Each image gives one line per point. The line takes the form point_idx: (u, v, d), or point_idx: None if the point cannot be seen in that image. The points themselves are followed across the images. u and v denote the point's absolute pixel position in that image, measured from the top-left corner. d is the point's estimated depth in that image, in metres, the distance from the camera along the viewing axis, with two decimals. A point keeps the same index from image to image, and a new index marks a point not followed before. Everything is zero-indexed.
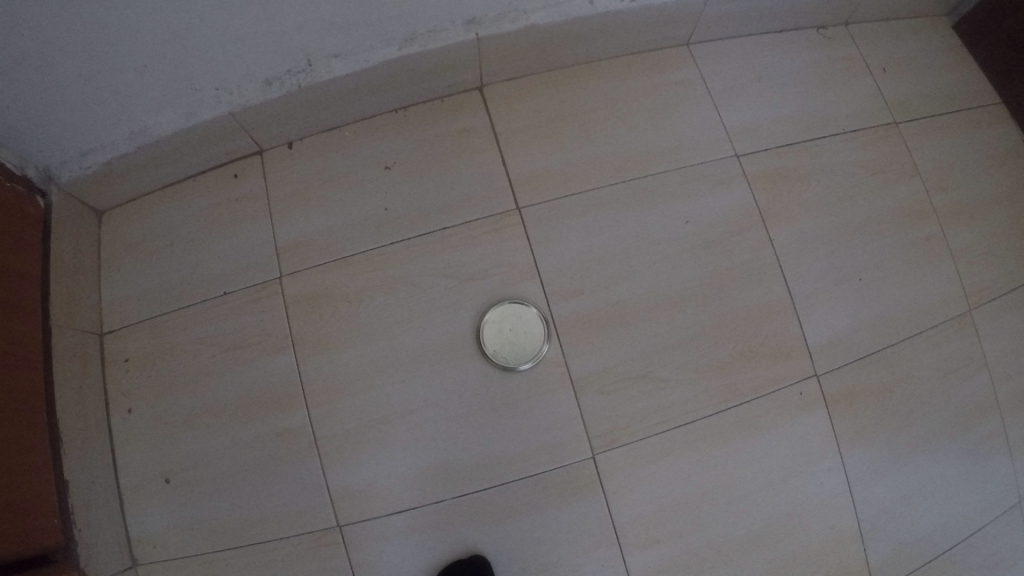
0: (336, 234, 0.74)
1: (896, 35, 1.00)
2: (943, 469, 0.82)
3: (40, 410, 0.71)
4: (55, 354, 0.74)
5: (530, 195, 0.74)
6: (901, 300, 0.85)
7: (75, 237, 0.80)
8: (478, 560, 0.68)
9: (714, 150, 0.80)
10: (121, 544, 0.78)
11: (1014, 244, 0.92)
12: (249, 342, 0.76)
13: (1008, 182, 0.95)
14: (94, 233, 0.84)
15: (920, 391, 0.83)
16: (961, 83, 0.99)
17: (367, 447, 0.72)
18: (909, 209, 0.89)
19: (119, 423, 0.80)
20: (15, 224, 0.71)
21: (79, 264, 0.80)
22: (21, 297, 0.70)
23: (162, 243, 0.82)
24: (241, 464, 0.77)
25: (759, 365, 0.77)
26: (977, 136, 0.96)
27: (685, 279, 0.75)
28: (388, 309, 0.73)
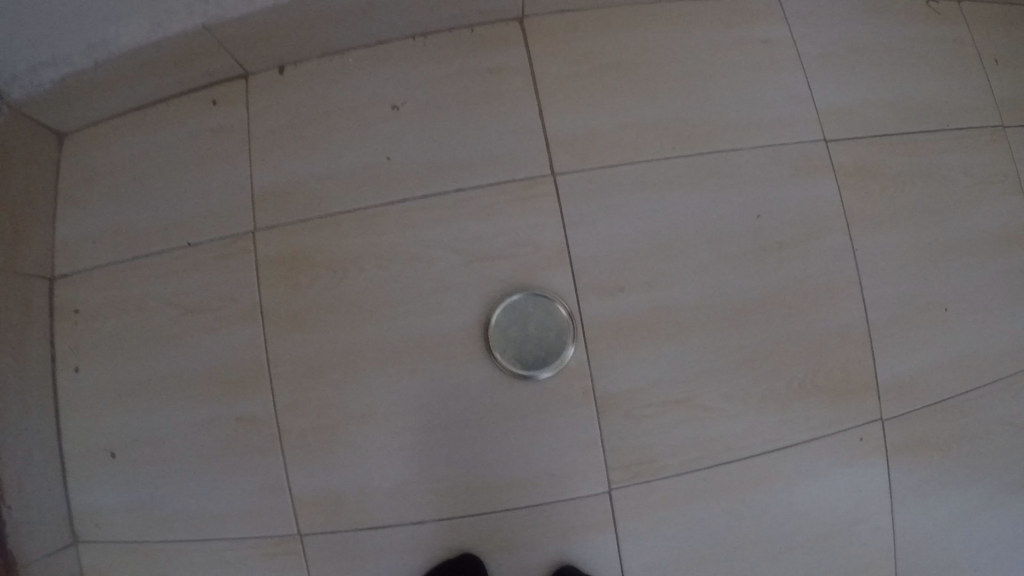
0: (325, 184, 0.60)
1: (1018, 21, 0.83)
2: (1003, 543, 0.69)
3: None
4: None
5: (568, 160, 0.59)
6: (991, 340, 0.70)
7: (26, 164, 0.68)
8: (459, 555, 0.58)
9: (796, 130, 0.65)
10: (60, 521, 0.68)
11: None
12: (209, 307, 0.62)
13: None
14: (53, 159, 0.71)
15: (995, 450, 0.69)
16: None
17: (334, 450, 0.59)
18: (1012, 232, 0.74)
19: (64, 382, 0.69)
20: None
21: (30, 196, 0.68)
22: None
23: (128, 176, 0.69)
24: (195, 446, 0.65)
25: (820, 400, 0.63)
26: None
27: (749, 286, 0.60)
28: (377, 285, 0.59)
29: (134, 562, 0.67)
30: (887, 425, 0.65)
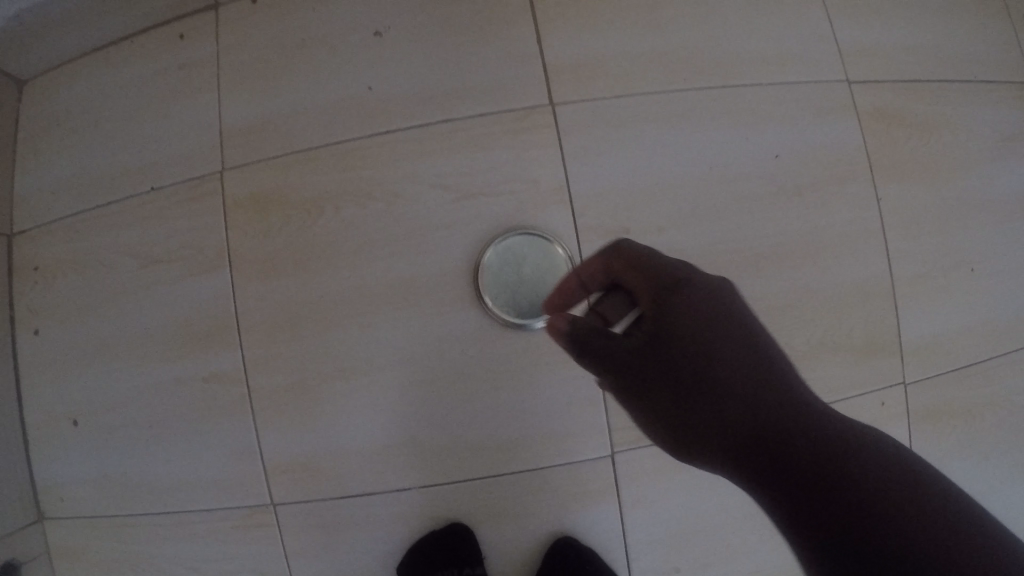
0: (301, 118, 0.55)
1: None
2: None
3: None
4: None
5: (569, 90, 0.54)
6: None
7: None
8: (457, 530, 0.53)
9: (814, 68, 0.60)
10: (22, 494, 0.63)
11: None
12: (176, 256, 0.57)
13: None
14: (11, 105, 0.66)
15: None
16: None
17: (310, 410, 0.54)
18: None
19: (25, 346, 0.64)
20: None
21: None
22: None
23: (90, 120, 0.64)
24: (163, 410, 0.60)
25: (840, 360, 0.58)
26: None
27: (764, 233, 0.55)
28: (357, 226, 0.53)
29: (101, 538, 0.63)
30: (911, 388, 0.60)
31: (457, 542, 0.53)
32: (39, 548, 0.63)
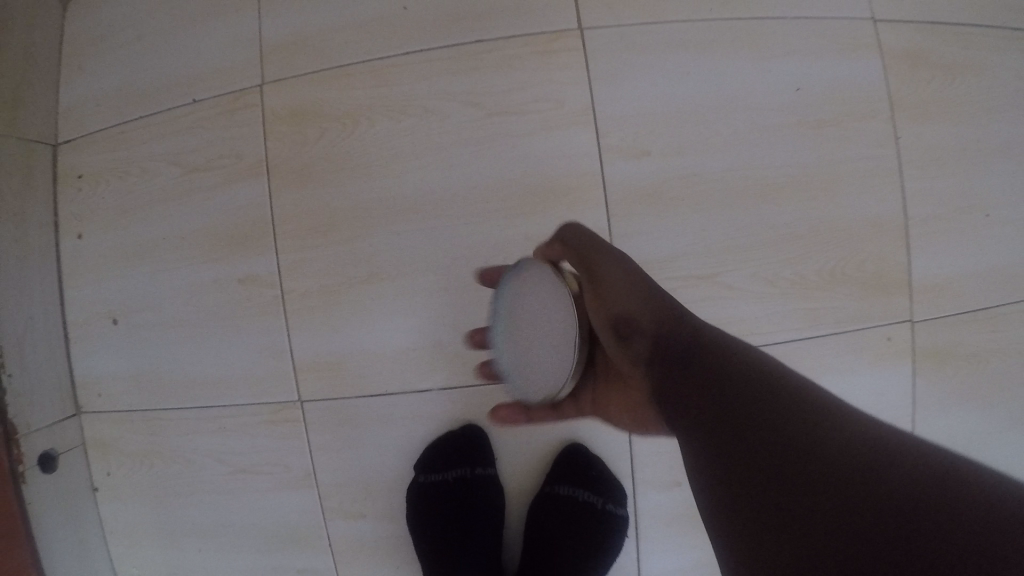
0: (339, 33, 0.57)
1: None
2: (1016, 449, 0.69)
3: None
4: None
5: (599, 16, 0.55)
6: None
7: (28, 31, 0.70)
8: (469, 432, 0.59)
9: (838, 3, 0.60)
10: (62, 386, 0.72)
11: None
12: (213, 164, 0.60)
13: None
14: (57, 23, 0.73)
15: None
16: None
17: (341, 310, 0.57)
18: None
19: (69, 249, 0.72)
20: None
21: (28, 58, 0.70)
22: None
23: (149, 33, 0.69)
24: (198, 311, 0.66)
25: (847, 293, 0.60)
26: None
27: (780, 164, 0.57)
28: (390, 138, 0.56)
29: (139, 425, 0.71)
30: (918, 326, 0.62)
31: (468, 441, 0.59)
32: (75, 440, 0.72)
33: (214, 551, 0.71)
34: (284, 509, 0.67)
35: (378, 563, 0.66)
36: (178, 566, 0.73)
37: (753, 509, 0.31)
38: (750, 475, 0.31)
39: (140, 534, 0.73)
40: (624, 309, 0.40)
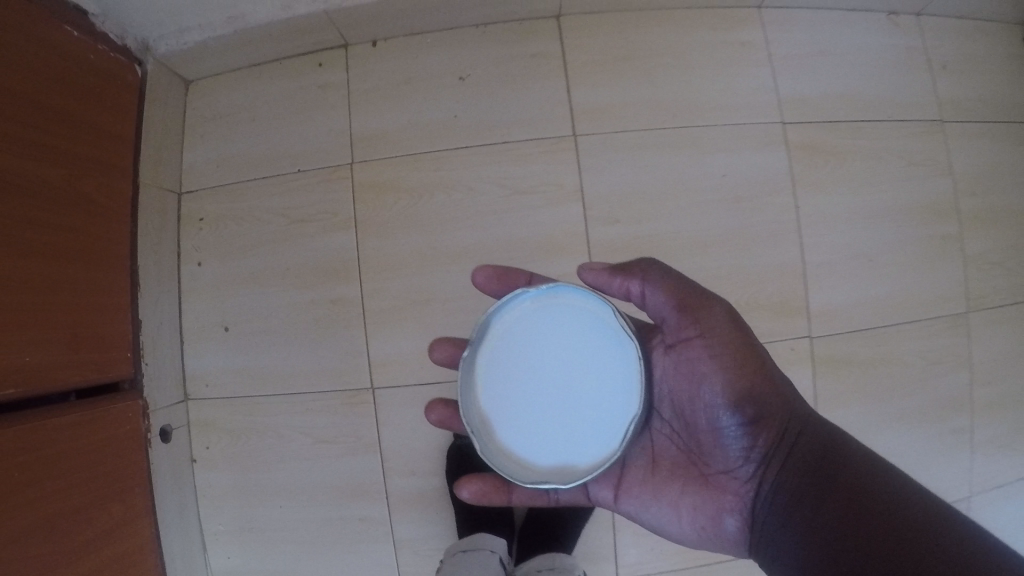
0: (407, 130, 0.83)
1: (950, 36, 1.12)
2: (871, 421, 0.99)
3: (122, 256, 0.82)
4: (140, 209, 0.87)
5: (588, 125, 0.82)
6: (898, 289, 0.98)
7: (164, 106, 0.92)
8: None
9: (757, 113, 0.86)
10: (177, 378, 0.93)
11: (996, 257, 1.08)
12: (315, 217, 0.86)
13: (1000, 200, 1.10)
14: (181, 101, 0.96)
15: (884, 370, 0.98)
16: (991, 97, 1.13)
17: (408, 322, 0.84)
18: (925, 207, 1.03)
19: (189, 273, 0.94)
20: (114, 89, 0.82)
21: (166, 127, 0.92)
22: (109, 155, 0.80)
23: (260, 116, 0.93)
24: (293, 323, 0.90)
25: (762, 316, 0.85)
26: (990, 144, 1.11)
27: (711, 227, 0.83)
28: (442, 206, 0.82)
29: (239, 410, 0.93)
30: (816, 341, 0.87)
31: None
32: (183, 419, 0.93)
33: (290, 507, 0.92)
34: (351, 472, 0.89)
35: (419, 512, 0.90)
36: (258, 519, 0.93)
37: (844, 539, 0.50)
38: (846, 518, 0.50)
39: (227, 496, 0.94)
40: (742, 387, 0.58)
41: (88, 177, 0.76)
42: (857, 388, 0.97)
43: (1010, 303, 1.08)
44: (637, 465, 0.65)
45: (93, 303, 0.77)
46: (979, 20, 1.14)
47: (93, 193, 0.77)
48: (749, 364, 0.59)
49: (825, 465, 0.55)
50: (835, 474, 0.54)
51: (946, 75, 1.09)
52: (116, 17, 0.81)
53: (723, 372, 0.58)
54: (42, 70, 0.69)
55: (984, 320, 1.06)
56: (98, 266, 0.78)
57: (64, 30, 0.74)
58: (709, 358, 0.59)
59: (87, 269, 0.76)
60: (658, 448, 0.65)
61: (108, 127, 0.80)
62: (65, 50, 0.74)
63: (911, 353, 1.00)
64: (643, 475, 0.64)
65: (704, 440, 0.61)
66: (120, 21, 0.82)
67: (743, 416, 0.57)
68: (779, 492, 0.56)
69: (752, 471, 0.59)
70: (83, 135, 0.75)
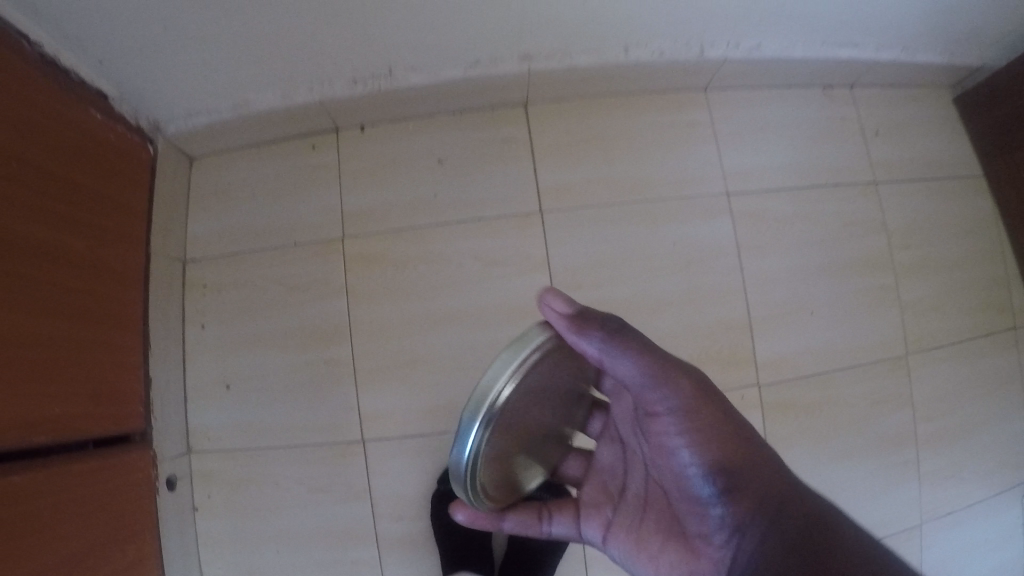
0: (394, 207, 0.99)
1: (884, 105, 1.25)
2: (824, 458, 1.07)
3: (135, 318, 0.91)
4: (151, 276, 0.96)
5: (554, 202, 0.98)
6: (839, 337, 1.09)
7: (172, 180, 1.01)
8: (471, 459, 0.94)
9: (702, 186, 1.03)
10: (182, 433, 1.00)
11: (933, 302, 1.19)
12: (309, 286, 0.99)
13: (934, 252, 1.21)
14: (185, 175, 1.05)
15: (832, 411, 1.08)
16: (924, 157, 1.25)
17: (394, 382, 0.96)
18: (865, 260, 1.14)
19: (192, 334, 1.02)
20: (130, 167, 0.92)
21: (173, 201, 1.01)
22: (126, 228, 0.90)
23: (260, 192, 1.03)
24: (290, 381, 0.98)
25: (712, 368, 0.99)
26: (923, 201, 1.23)
27: (663, 290, 0.97)
28: (425, 277, 0.97)
29: (239, 461, 1.00)
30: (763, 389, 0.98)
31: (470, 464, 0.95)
32: (186, 470, 1.00)
33: (287, 551, 0.98)
34: (344, 518, 0.96)
35: (408, 555, 0.96)
36: (255, 565, 0.99)
37: None
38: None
39: (228, 542, 1.00)
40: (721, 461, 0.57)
41: (110, 248, 0.86)
42: (808, 428, 1.06)
43: (946, 344, 1.19)
44: (633, 505, 0.67)
45: (112, 361, 0.85)
46: (908, 88, 1.28)
47: (114, 261, 0.87)
48: (728, 433, 0.58)
49: (801, 534, 0.53)
50: (811, 544, 0.52)
51: (879, 140, 1.21)
52: (133, 101, 0.92)
53: (705, 444, 0.57)
54: (76, 156, 0.79)
55: (923, 360, 1.17)
56: (115, 327, 0.87)
57: (92, 115, 0.84)
58: (691, 432, 0.58)
59: (108, 330, 0.85)
60: (644, 500, 0.67)
61: (126, 201, 0.90)
62: (93, 133, 0.84)
63: (856, 395, 1.10)
64: (628, 524, 0.66)
65: (681, 503, 0.62)
66: (136, 104, 0.93)
67: (722, 488, 0.57)
68: (752, 560, 0.56)
69: (728, 540, 0.58)
70: (104, 212, 0.85)
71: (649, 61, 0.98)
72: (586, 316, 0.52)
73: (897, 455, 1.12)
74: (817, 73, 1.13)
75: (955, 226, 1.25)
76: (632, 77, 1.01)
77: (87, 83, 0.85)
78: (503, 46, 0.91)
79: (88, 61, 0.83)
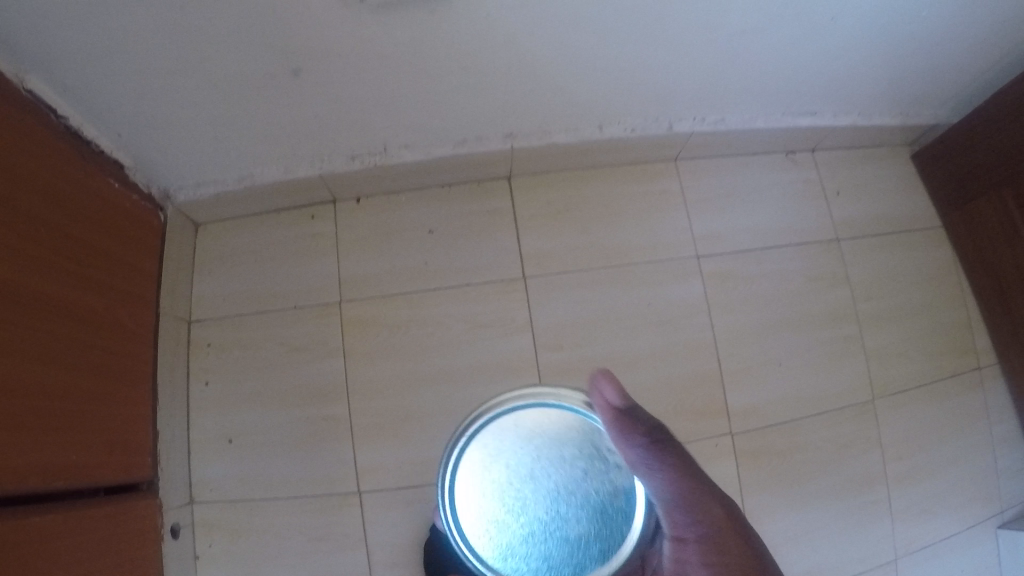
0: (388, 274, 1.08)
1: (846, 167, 1.34)
2: (799, 501, 1.13)
3: (145, 374, 0.97)
4: (160, 333, 1.02)
5: (536, 269, 1.08)
6: (807, 386, 1.16)
7: (179, 245, 1.08)
8: None
9: (674, 250, 1.13)
10: (184, 484, 1.04)
11: (897, 350, 1.26)
12: (309, 347, 1.06)
13: (898, 301, 1.29)
14: (191, 241, 1.12)
15: (804, 455, 1.14)
16: (883, 213, 1.34)
17: (388, 437, 1.02)
18: (830, 312, 1.22)
19: (196, 391, 1.08)
20: (143, 232, 0.99)
21: (180, 264, 1.08)
22: (137, 288, 0.96)
23: (263, 257, 1.11)
24: (291, 435, 1.04)
25: (687, 418, 1.07)
26: (885, 253, 1.31)
27: (639, 347, 1.07)
28: (418, 339, 1.05)
29: (240, 512, 1.04)
30: None
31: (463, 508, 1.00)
32: (189, 520, 1.03)
33: None
34: (341, 566, 1.01)
35: None
36: None
37: None
38: None
39: None
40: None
41: (124, 308, 0.92)
42: (782, 472, 1.12)
43: (912, 387, 1.25)
44: None
45: (124, 414, 0.91)
46: (866, 149, 1.38)
47: (128, 321, 0.93)
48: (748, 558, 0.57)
49: None
50: None
51: (840, 199, 1.30)
52: (148, 173, 1.00)
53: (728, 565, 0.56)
54: (94, 223, 0.86)
55: (889, 404, 1.23)
56: (127, 382, 0.92)
57: (109, 184, 0.91)
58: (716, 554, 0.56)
59: (121, 385, 0.90)
60: None
61: (138, 264, 0.97)
62: (109, 201, 0.90)
63: (826, 439, 1.16)
64: None
65: None
66: (150, 175, 1.00)
67: None
68: None
69: None
70: (119, 273, 0.91)
71: (622, 136, 1.08)
72: (635, 415, 0.52)
73: (870, 497, 1.18)
74: (779, 142, 1.23)
75: (917, 276, 1.32)
76: (605, 151, 1.11)
77: (105, 154, 0.92)
78: (489, 128, 1.01)
79: (109, 133, 0.90)
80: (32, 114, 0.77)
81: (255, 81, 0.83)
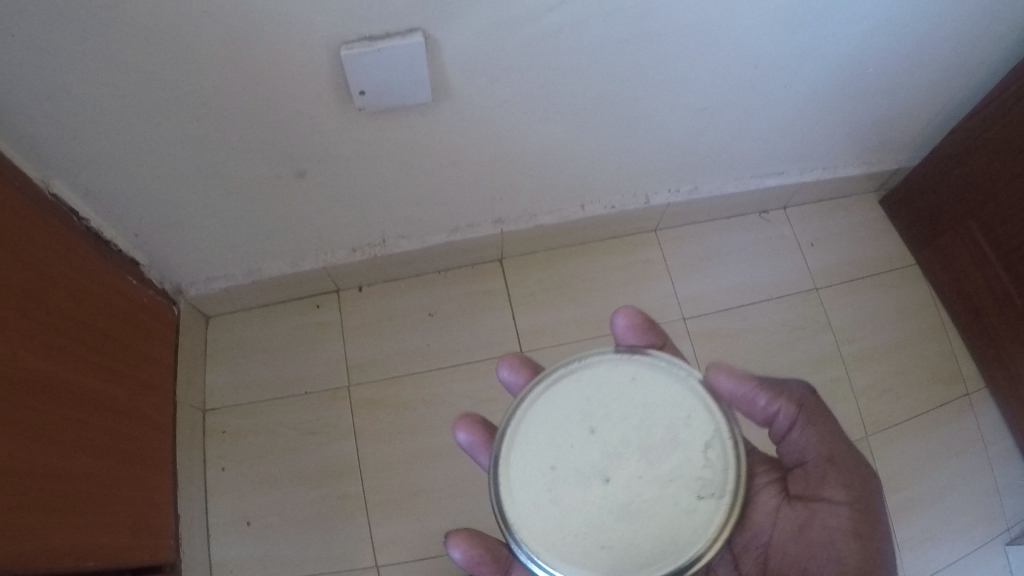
0: (393, 356, 1.15)
1: (819, 219, 1.41)
2: None
3: (164, 458, 1.01)
4: (177, 419, 1.06)
5: (530, 344, 1.15)
6: None
7: (191, 337, 1.13)
8: None
9: (661, 314, 1.21)
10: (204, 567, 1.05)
11: (886, 389, 1.30)
12: (321, 430, 1.12)
13: (882, 341, 1.34)
14: (202, 332, 1.17)
15: None
16: (860, 258, 1.40)
17: (401, 512, 1.07)
18: (815, 360, 1.28)
19: (212, 476, 1.11)
20: (158, 324, 1.04)
21: (193, 355, 1.14)
22: (154, 375, 1.01)
23: (273, 345, 1.17)
24: (308, 514, 1.08)
25: None
26: (865, 297, 1.37)
27: None
28: (423, 417, 1.11)
29: None
30: None
31: None
32: None
33: None
34: None
35: None
36: None
37: None
38: None
39: None
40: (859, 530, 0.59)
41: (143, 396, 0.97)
42: None
43: (903, 423, 1.29)
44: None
45: (145, 496, 0.94)
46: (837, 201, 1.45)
47: (147, 408, 0.98)
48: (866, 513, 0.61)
49: None
50: None
51: (815, 251, 1.37)
52: (163, 273, 1.06)
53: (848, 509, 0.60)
54: (112, 318, 0.91)
55: (882, 443, 1.27)
56: (147, 465, 0.96)
57: (126, 281, 0.97)
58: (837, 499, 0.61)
59: (141, 468, 0.94)
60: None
61: (155, 353, 1.02)
62: (126, 296, 0.96)
63: None
64: None
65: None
66: (164, 273, 1.06)
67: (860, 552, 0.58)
68: None
69: None
70: (138, 362, 0.97)
71: (604, 213, 1.16)
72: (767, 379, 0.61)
73: None
74: (750, 206, 1.32)
75: (900, 314, 1.37)
76: (589, 228, 1.19)
77: (122, 253, 0.98)
78: (480, 216, 1.09)
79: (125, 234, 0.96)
80: (57, 218, 0.84)
81: (263, 183, 0.91)
